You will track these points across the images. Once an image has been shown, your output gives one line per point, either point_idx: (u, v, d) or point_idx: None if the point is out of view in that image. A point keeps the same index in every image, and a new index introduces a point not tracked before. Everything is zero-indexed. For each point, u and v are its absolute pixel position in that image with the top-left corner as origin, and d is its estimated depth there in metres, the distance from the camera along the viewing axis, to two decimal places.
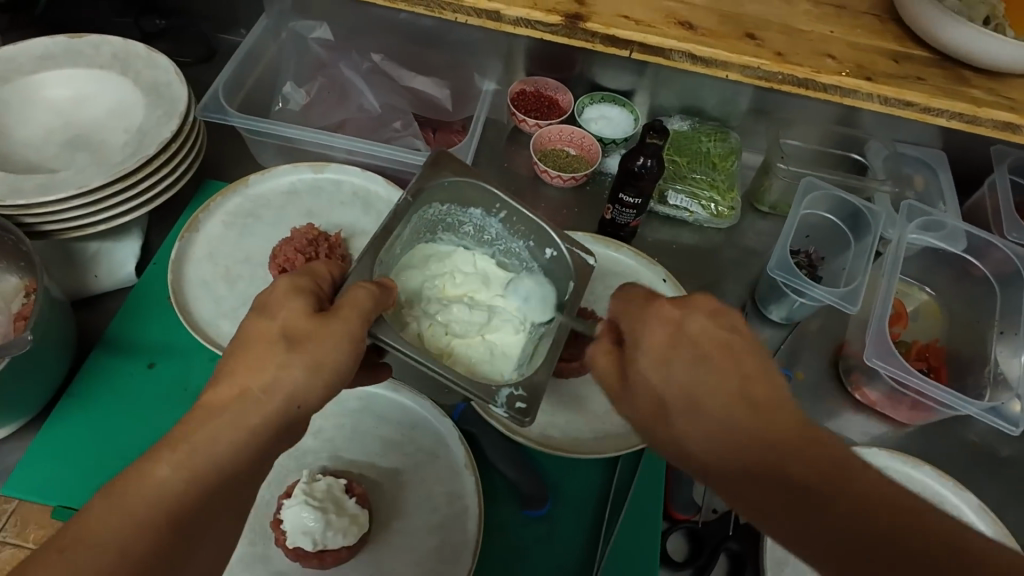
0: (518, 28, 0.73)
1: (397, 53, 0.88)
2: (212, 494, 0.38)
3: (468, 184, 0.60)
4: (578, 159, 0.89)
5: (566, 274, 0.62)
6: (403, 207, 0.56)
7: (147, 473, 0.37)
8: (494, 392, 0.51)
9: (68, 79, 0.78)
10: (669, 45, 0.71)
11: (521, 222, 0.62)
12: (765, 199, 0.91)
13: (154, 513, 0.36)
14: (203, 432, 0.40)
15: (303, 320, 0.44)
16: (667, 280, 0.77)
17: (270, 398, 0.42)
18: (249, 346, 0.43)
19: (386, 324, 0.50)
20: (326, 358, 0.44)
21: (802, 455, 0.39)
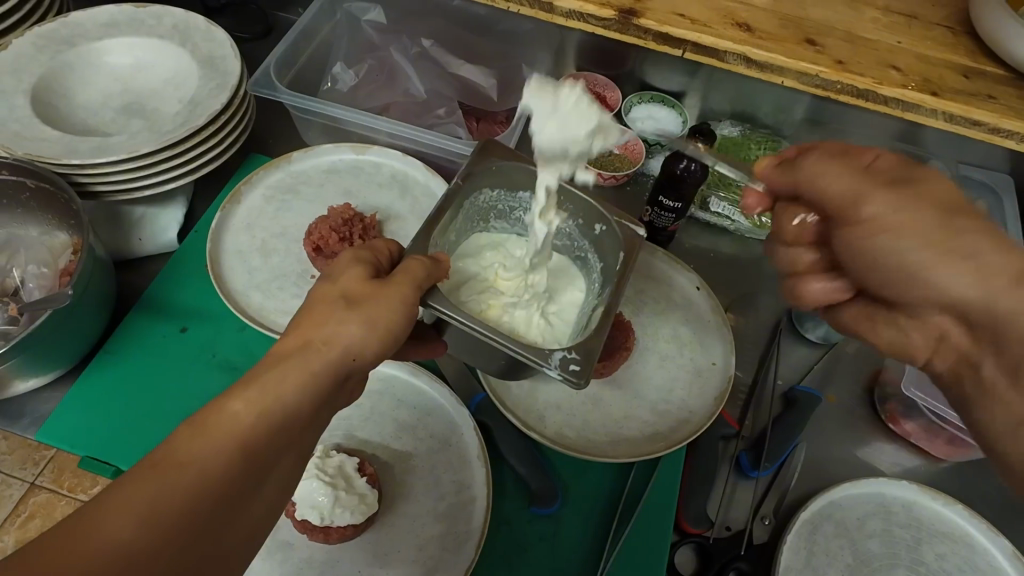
0: (570, 20, 0.72)
1: (447, 39, 0.88)
2: (283, 432, 0.38)
3: (513, 167, 0.62)
4: (620, 158, 0.88)
5: (614, 245, 0.61)
6: (454, 189, 0.59)
7: (224, 407, 0.37)
8: (547, 355, 0.51)
9: (130, 47, 0.81)
10: (724, 46, 0.69)
11: (568, 202, 0.63)
12: None
13: (232, 441, 0.36)
14: (276, 372, 0.40)
15: (361, 284, 0.46)
16: (701, 289, 0.75)
17: (332, 349, 0.42)
18: (312, 305, 0.44)
19: (439, 293, 0.52)
20: (382, 317, 0.45)
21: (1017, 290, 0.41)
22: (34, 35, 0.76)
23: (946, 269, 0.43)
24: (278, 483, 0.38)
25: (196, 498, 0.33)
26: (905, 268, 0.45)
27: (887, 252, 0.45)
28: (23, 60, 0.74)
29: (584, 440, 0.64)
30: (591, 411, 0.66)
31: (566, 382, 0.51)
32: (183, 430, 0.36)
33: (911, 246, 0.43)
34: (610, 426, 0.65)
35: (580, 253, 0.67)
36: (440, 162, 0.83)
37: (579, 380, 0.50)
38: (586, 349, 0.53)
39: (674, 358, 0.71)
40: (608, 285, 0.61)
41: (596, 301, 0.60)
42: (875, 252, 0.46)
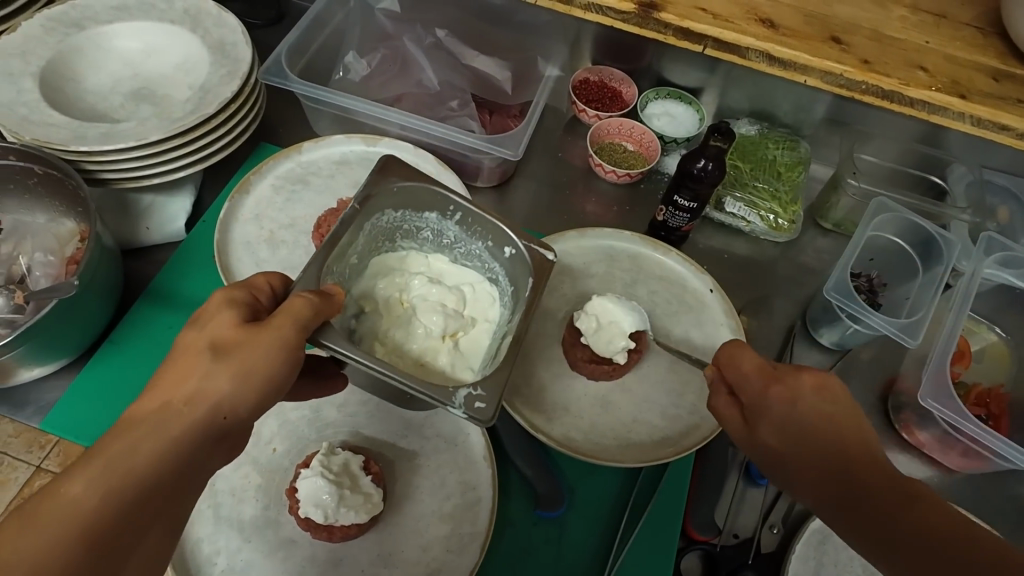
0: (589, 13, 0.70)
1: (461, 30, 0.86)
2: (140, 504, 0.36)
3: (416, 187, 0.63)
4: (635, 155, 0.88)
5: (524, 269, 0.64)
6: (352, 214, 0.60)
7: (62, 489, 0.34)
8: (452, 394, 0.50)
9: (140, 31, 0.79)
10: (746, 43, 0.66)
11: (476, 224, 0.66)
12: (830, 215, 0.87)
13: (65, 536, 0.33)
14: (123, 443, 0.37)
15: (232, 331, 0.44)
16: (714, 292, 0.74)
17: (194, 408, 0.41)
18: (175, 356, 0.43)
19: (331, 331, 0.50)
20: (255, 363, 0.43)
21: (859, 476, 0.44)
22: (43, 18, 0.75)
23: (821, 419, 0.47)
24: (140, 565, 0.36)
25: None
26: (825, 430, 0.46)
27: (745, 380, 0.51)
28: (32, 44, 0.73)
29: (591, 445, 0.63)
30: (599, 414, 0.65)
31: (475, 419, 0.50)
32: (14, 518, 0.33)
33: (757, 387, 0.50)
34: (618, 431, 0.64)
35: (491, 275, 0.69)
36: (453, 155, 0.82)
37: (485, 418, 0.50)
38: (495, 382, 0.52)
39: (687, 362, 0.69)
40: (515, 309, 0.63)
41: (507, 325, 0.63)
42: (789, 419, 0.47)
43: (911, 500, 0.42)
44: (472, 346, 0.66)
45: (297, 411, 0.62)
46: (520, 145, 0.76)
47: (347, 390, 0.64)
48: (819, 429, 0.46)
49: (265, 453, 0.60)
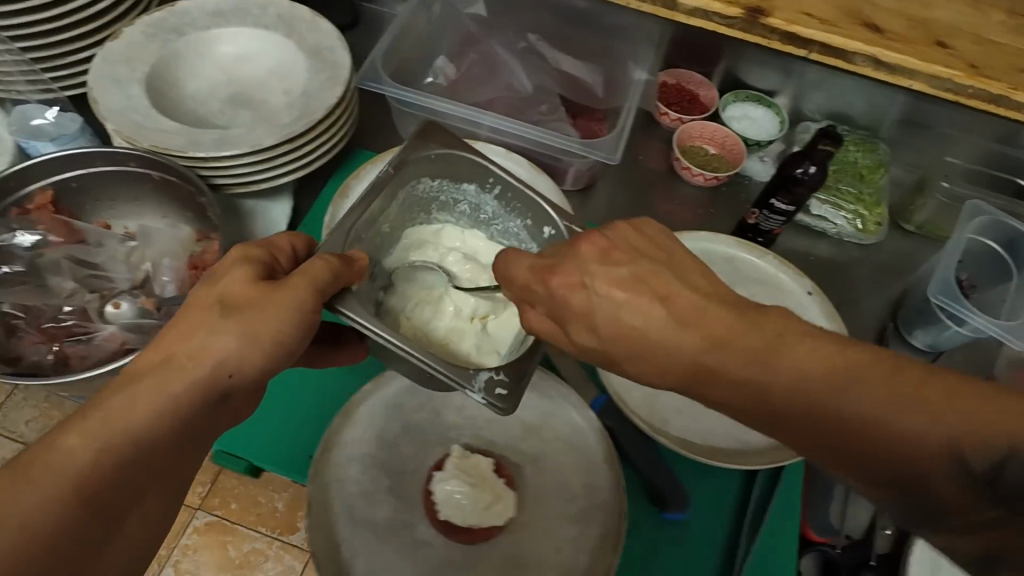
0: (692, 18, 0.70)
1: (547, 33, 0.86)
2: (143, 465, 0.39)
3: (455, 156, 0.62)
4: (719, 159, 0.87)
5: (560, 251, 0.62)
6: (385, 177, 0.60)
7: (57, 444, 0.37)
8: (472, 377, 0.50)
9: (236, 36, 0.80)
10: (854, 48, 0.67)
11: (516, 200, 0.64)
12: (914, 217, 0.87)
13: (65, 489, 0.36)
14: (122, 400, 0.40)
15: (246, 288, 0.46)
16: (812, 294, 0.74)
17: (196, 366, 0.43)
18: (187, 311, 0.45)
19: (350, 299, 0.51)
20: (264, 326, 0.45)
21: (793, 355, 0.36)
22: (144, 24, 0.76)
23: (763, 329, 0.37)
24: (136, 519, 0.39)
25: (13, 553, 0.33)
26: (804, 382, 0.35)
27: (643, 321, 0.40)
28: (136, 50, 0.74)
29: (709, 448, 0.63)
30: (714, 417, 0.65)
31: (492, 406, 0.50)
32: (12, 471, 0.36)
33: (610, 313, 0.41)
34: (734, 434, 0.65)
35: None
36: (544, 159, 0.83)
37: (503, 405, 0.49)
38: (517, 370, 0.52)
39: None
40: None
41: None
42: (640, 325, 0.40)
43: (854, 391, 0.34)
44: (498, 329, 0.66)
45: (418, 413, 0.64)
46: (618, 149, 0.76)
47: (464, 394, 0.65)
48: (649, 340, 0.40)
49: (390, 454, 0.61)
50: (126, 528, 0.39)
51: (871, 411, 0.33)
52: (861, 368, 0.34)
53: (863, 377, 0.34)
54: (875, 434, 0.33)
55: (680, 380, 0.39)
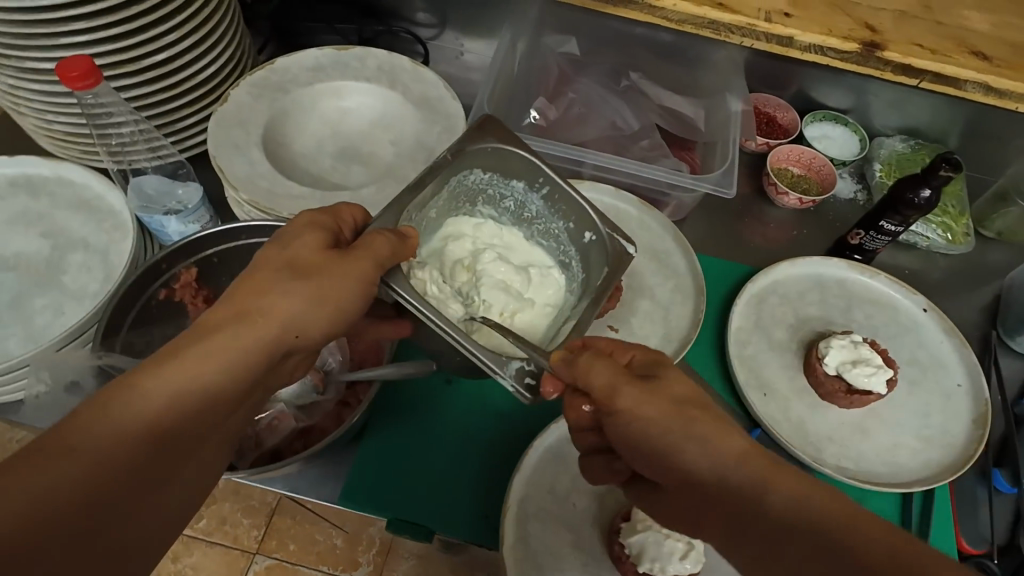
0: (807, 53, 0.72)
1: (635, 68, 0.88)
2: (201, 412, 0.42)
3: (511, 153, 0.65)
4: (806, 180, 0.90)
5: (602, 258, 0.66)
6: (443, 162, 0.63)
7: (135, 384, 0.40)
8: (504, 363, 0.51)
9: (338, 90, 0.79)
10: (967, 76, 0.70)
11: (562, 202, 0.68)
12: (993, 224, 0.90)
13: (146, 423, 0.39)
14: (197, 350, 0.43)
15: (316, 255, 0.50)
16: (928, 310, 0.77)
17: (265, 322, 0.46)
18: (259, 269, 0.49)
19: (400, 276, 0.53)
20: (331, 290, 0.49)
21: (770, 487, 0.40)
22: (249, 85, 0.75)
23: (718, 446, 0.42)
24: (194, 467, 0.41)
25: (91, 481, 0.35)
26: (798, 507, 0.38)
27: (689, 458, 0.43)
28: (247, 111, 0.73)
29: (865, 472, 0.66)
30: (863, 442, 0.68)
31: (518, 395, 0.51)
32: (90, 402, 0.38)
33: (654, 432, 0.44)
34: (885, 457, 0.67)
35: (564, 258, 0.72)
36: (649, 193, 0.84)
37: (533, 393, 0.50)
38: (548, 360, 0.53)
39: (922, 383, 0.73)
40: (587, 295, 0.65)
41: (576, 309, 0.64)
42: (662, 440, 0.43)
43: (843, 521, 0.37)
44: (524, 325, 0.67)
45: (583, 463, 0.64)
46: (735, 183, 0.76)
47: None
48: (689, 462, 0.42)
49: (566, 508, 0.62)
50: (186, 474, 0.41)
51: (849, 528, 0.36)
52: (882, 534, 0.35)
53: (865, 526, 0.36)
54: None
55: (709, 516, 0.42)
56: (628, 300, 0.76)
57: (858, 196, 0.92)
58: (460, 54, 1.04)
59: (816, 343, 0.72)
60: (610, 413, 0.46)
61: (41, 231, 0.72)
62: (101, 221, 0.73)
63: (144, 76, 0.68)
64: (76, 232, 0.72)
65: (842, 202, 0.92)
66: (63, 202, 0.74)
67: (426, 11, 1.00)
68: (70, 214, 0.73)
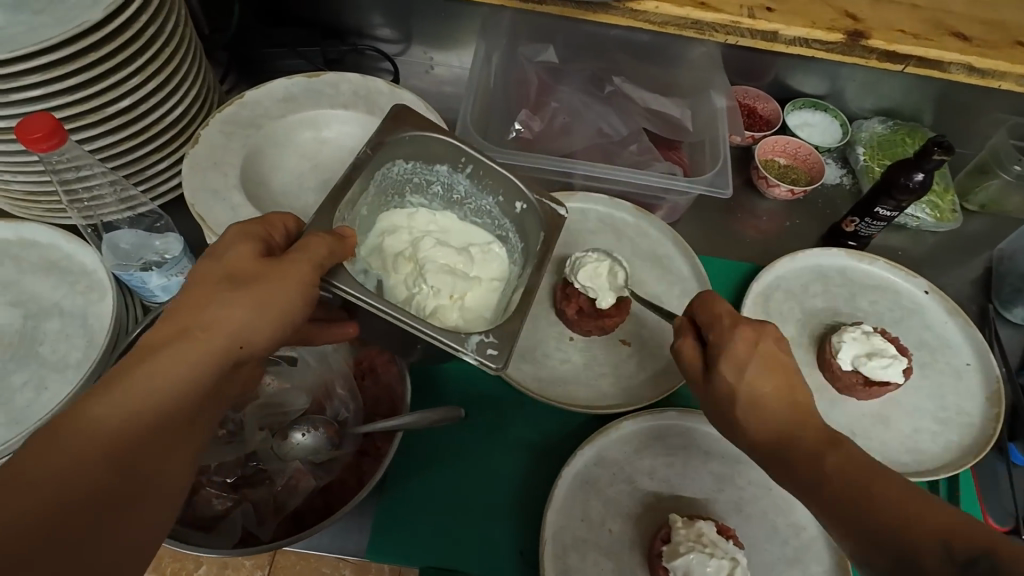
0: (792, 47, 0.71)
1: (614, 72, 0.87)
2: (156, 432, 0.39)
3: (430, 137, 0.63)
4: (793, 169, 0.90)
5: (536, 224, 0.65)
6: (364, 158, 0.60)
7: (83, 413, 0.37)
8: (464, 340, 0.51)
9: (313, 120, 0.76)
10: (950, 59, 0.70)
11: (488, 177, 0.66)
12: (975, 198, 0.92)
13: (91, 452, 0.36)
14: (143, 372, 0.39)
15: (249, 263, 0.45)
16: (929, 292, 0.79)
17: (211, 337, 0.42)
18: (197, 284, 0.44)
19: (343, 274, 0.51)
20: (273, 298, 0.44)
21: (836, 451, 0.44)
22: (219, 123, 0.71)
23: (771, 387, 0.49)
24: (156, 488, 0.39)
25: (41, 515, 0.33)
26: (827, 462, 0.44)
27: (763, 390, 0.49)
28: (219, 151, 0.69)
29: (891, 462, 0.67)
30: (883, 431, 0.69)
31: (485, 366, 0.51)
32: (38, 436, 0.36)
33: (744, 360, 0.50)
34: (906, 444, 0.69)
35: (501, 232, 0.70)
36: (643, 198, 0.83)
37: (496, 365, 0.51)
38: (506, 332, 0.53)
39: (933, 365, 0.74)
40: (531, 264, 0.64)
41: (520, 280, 0.63)
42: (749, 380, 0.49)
43: (869, 493, 0.41)
44: (477, 304, 0.64)
45: (614, 485, 0.63)
46: (730, 182, 0.75)
47: (651, 456, 0.65)
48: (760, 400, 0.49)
49: (604, 535, 0.61)
50: (148, 496, 0.38)
51: (900, 516, 0.39)
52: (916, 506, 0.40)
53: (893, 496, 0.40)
54: (859, 506, 0.41)
55: (760, 439, 0.48)
56: (635, 311, 0.75)
57: (844, 181, 0.93)
58: (430, 68, 1.00)
59: (829, 336, 0.73)
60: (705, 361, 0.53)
61: (9, 299, 0.67)
62: (73, 282, 0.68)
63: (109, 124, 0.63)
64: (48, 297, 0.68)
65: (828, 187, 0.92)
66: (29, 266, 0.69)
67: (387, 27, 0.96)
68: (37, 278, 0.68)
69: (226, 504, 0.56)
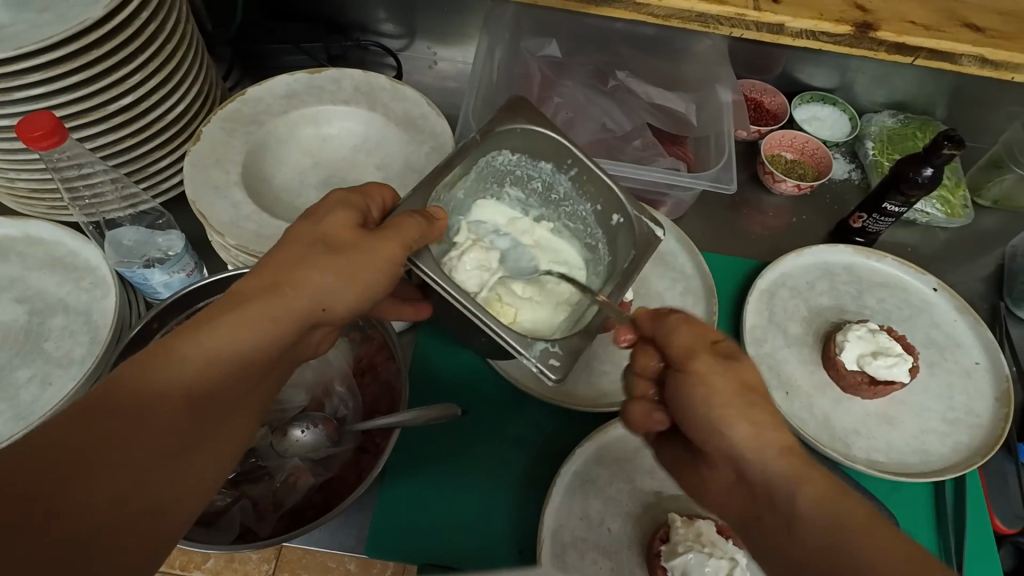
0: (798, 40, 0.70)
1: (618, 65, 0.86)
2: (235, 381, 0.40)
3: (541, 133, 0.61)
4: (800, 164, 0.88)
5: (629, 241, 0.61)
6: (470, 144, 0.60)
7: (173, 352, 0.38)
8: (528, 345, 0.51)
9: (314, 116, 0.76)
10: (962, 50, 0.68)
11: (590, 184, 0.64)
12: (988, 192, 0.90)
13: (175, 390, 0.37)
14: (230, 320, 0.41)
15: (346, 232, 0.47)
16: (938, 289, 0.78)
17: (300, 296, 0.43)
18: (293, 241, 0.46)
19: (426, 257, 0.52)
20: (360, 270, 0.46)
21: (822, 494, 0.40)
22: (220, 120, 0.71)
23: (721, 400, 0.44)
24: (225, 434, 0.40)
25: (126, 441, 0.34)
26: (824, 505, 0.40)
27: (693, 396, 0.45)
28: (221, 148, 0.69)
29: (896, 463, 0.66)
30: (889, 431, 0.68)
31: (542, 375, 0.50)
32: (129, 366, 0.37)
33: (704, 390, 0.45)
34: (913, 444, 0.68)
35: (591, 240, 0.68)
36: (647, 194, 0.82)
37: (556, 375, 0.50)
38: (572, 345, 0.52)
39: (942, 363, 0.73)
40: (613, 280, 0.62)
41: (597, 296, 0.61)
42: (700, 399, 0.45)
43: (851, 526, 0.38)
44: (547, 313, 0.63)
45: (613, 484, 0.63)
46: (735, 178, 0.74)
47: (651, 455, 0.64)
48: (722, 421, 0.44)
49: (602, 534, 0.60)
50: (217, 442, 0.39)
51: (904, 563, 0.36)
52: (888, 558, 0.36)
53: (868, 534, 0.38)
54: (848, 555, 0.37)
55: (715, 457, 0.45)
56: (637, 308, 0.74)
57: (852, 175, 0.91)
58: (433, 63, 0.99)
59: (833, 334, 0.72)
60: (684, 374, 0.46)
61: (15, 296, 0.68)
62: (77, 279, 0.69)
63: (111, 122, 0.63)
64: (53, 293, 0.68)
65: (837, 182, 0.91)
66: (35, 262, 0.70)
67: (390, 22, 0.95)
68: (43, 275, 0.69)
69: (226, 501, 0.57)
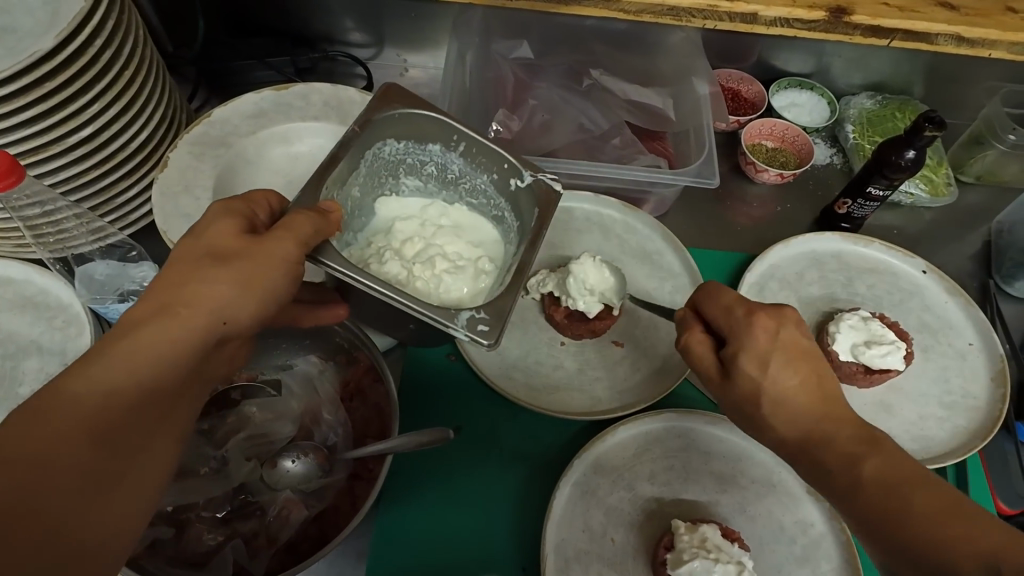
0: (773, 28, 0.69)
1: (590, 64, 0.85)
2: (146, 406, 0.38)
3: (421, 116, 0.62)
4: (782, 152, 0.87)
5: (529, 201, 0.62)
6: (352, 136, 0.59)
7: (66, 390, 0.36)
8: (454, 316, 0.51)
9: (284, 135, 0.74)
10: (937, 30, 0.67)
11: (480, 155, 0.64)
12: (970, 169, 0.90)
13: (78, 425, 0.35)
14: (129, 346, 0.39)
15: (232, 240, 0.44)
16: (928, 272, 0.77)
17: (193, 311, 0.41)
18: (174, 264, 0.43)
19: (331, 250, 0.51)
20: (255, 274, 0.44)
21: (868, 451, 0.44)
22: (187, 144, 0.69)
23: (786, 378, 0.48)
24: (150, 460, 0.38)
25: (30, 489, 0.33)
26: (867, 471, 0.43)
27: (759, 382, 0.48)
28: (189, 174, 0.67)
29: None
30: (888, 420, 0.68)
31: (475, 342, 0.51)
32: (23, 414, 0.35)
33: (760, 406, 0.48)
34: (913, 432, 0.67)
35: (496, 212, 0.68)
36: (631, 193, 0.81)
37: (486, 340, 0.51)
38: (497, 309, 0.53)
39: (935, 348, 0.73)
40: (525, 241, 0.61)
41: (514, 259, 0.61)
42: (769, 384, 0.48)
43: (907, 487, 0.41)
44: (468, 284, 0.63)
45: (614, 493, 0.61)
46: (718, 171, 0.72)
47: (651, 460, 0.63)
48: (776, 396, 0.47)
49: (606, 545, 0.59)
50: (141, 469, 0.38)
51: (937, 520, 0.39)
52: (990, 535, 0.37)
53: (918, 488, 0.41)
54: (897, 513, 0.40)
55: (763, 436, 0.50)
56: (627, 311, 0.73)
57: (834, 160, 0.91)
58: (404, 70, 0.97)
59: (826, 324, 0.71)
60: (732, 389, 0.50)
61: None
62: (49, 318, 0.67)
63: (70, 155, 0.61)
64: (25, 335, 0.66)
65: (819, 168, 0.90)
66: (4, 303, 0.67)
67: (359, 31, 0.93)
68: (13, 316, 0.67)
69: (218, 540, 0.55)
